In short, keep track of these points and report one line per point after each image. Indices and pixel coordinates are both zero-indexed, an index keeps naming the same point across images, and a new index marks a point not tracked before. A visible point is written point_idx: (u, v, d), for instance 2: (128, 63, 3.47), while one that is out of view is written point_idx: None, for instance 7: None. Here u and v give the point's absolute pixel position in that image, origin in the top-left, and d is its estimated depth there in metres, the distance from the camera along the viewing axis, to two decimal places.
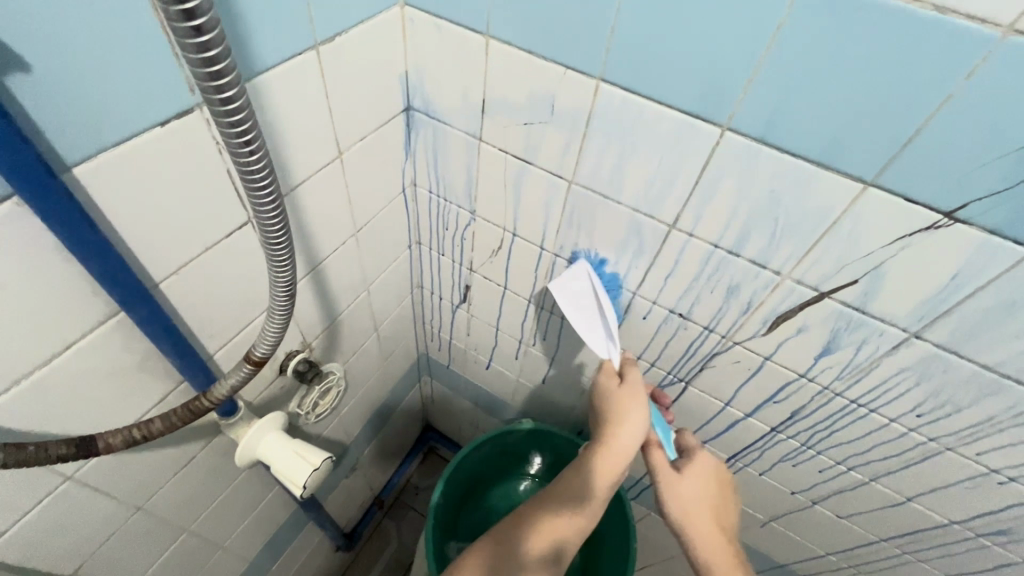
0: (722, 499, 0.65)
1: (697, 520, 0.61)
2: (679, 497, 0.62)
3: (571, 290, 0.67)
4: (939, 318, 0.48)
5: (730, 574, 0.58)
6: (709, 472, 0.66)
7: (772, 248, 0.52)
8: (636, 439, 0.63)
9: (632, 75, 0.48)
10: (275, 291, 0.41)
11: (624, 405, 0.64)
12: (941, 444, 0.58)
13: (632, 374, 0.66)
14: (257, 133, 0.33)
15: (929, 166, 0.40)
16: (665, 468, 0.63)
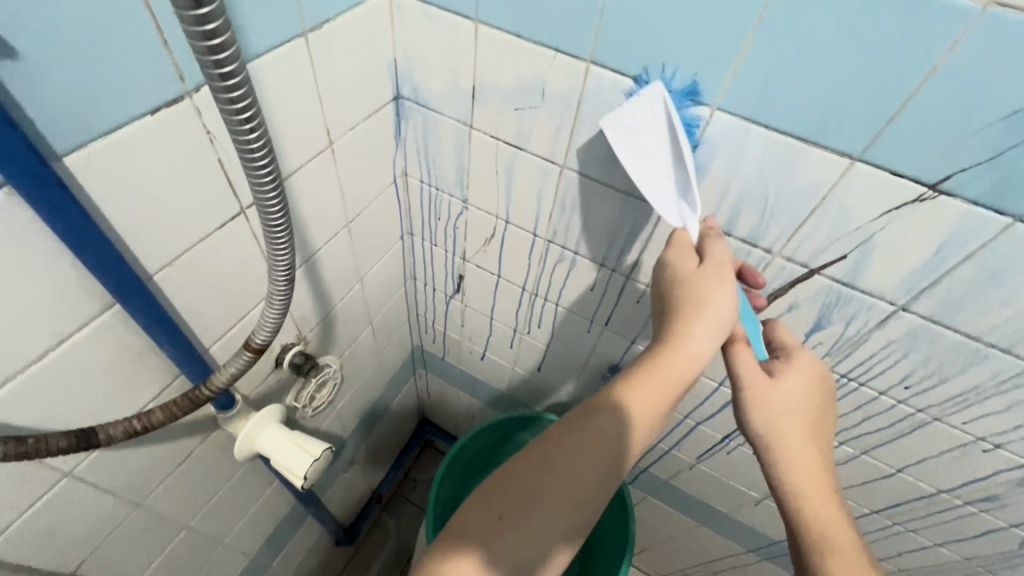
0: (817, 404, 0.54)
1: (785, 425, 0.52)
2: (765, 397, 0.52)
3: (635, 126, 0.50)
4: (926, 290, 0.49)
5: (814, 488, 0.52)
6: (810, 381, 0.54)
7: (763, 226, 0.53)
8: (717, 340, 0.49)
9: (622, 57, 0.48)
10: (275, 274, 0.42)
11: (705, 289, 0.49)
12: (929, 414, 0.60)
13: (716, 250, 0.51)
14: (255, 108, 0.34)
15: (914, 139, 0.41)
16: (755, 373, 0.53)
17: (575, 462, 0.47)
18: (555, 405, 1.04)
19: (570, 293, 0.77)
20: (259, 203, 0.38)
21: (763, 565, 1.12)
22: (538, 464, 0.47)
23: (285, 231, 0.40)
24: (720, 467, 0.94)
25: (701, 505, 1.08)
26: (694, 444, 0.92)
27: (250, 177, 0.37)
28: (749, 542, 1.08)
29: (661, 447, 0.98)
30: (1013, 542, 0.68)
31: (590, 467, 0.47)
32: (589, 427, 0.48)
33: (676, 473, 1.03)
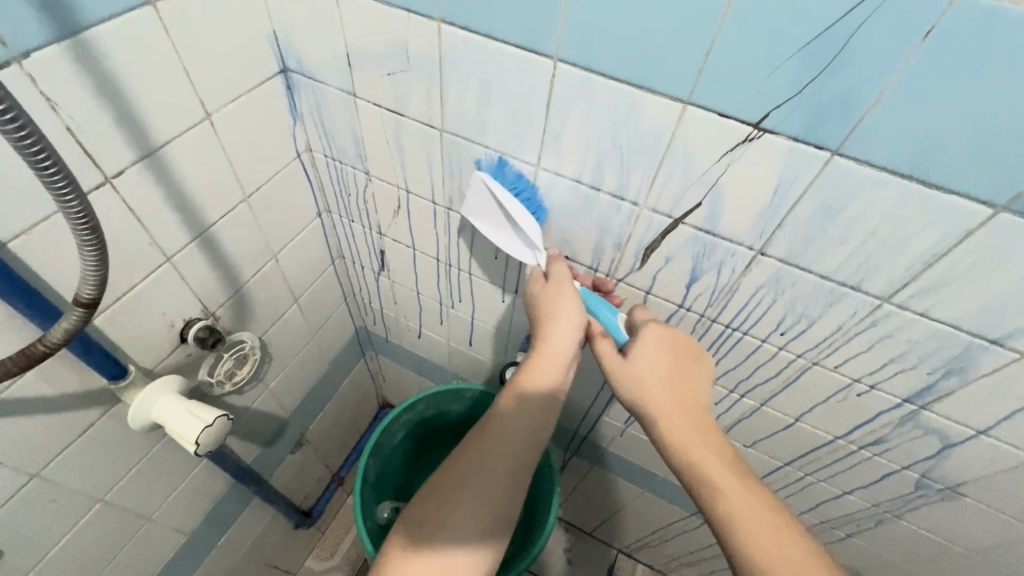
0: (684, 372, 0.59)
1: (653, 393, 0.57)
2: (625, 375, 0.58)
3: (478, 202, 0.64)
4: (776, 231, 0.51)
5: (705, 448, 0.55)
6: (662, 344, 0.59)
7: (625, 179, 0.54)
8: (572, 331, 0.60)
9: (467, 13, 0.49)
10: (70, 223, 0.36)
11: (556, 302, 0.60)
12: (808, 359, 0.61)
13: (558, 271, 0.62)
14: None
15: (729, 76, 0.42)
16: (611, 354, 0.60)
17: (482, 452, 0.59)
18: (492, 377, 1.06)
19: (478, 261, 0.78)
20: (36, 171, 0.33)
21: (707, 527, 1.14)
22: (469, 464, 0.59)
23: (76, 197, 0.35)
24: (647, 429, 0.96)
25: (641, 471, 1.09)
26: (620, 407, 0.94)
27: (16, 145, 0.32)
28: (690, 505, 1.10)
29: (593, 413, 1.00)
30: (908, 485, 0.70)
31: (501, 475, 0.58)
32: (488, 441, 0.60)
33: (612, 437, 1.04)
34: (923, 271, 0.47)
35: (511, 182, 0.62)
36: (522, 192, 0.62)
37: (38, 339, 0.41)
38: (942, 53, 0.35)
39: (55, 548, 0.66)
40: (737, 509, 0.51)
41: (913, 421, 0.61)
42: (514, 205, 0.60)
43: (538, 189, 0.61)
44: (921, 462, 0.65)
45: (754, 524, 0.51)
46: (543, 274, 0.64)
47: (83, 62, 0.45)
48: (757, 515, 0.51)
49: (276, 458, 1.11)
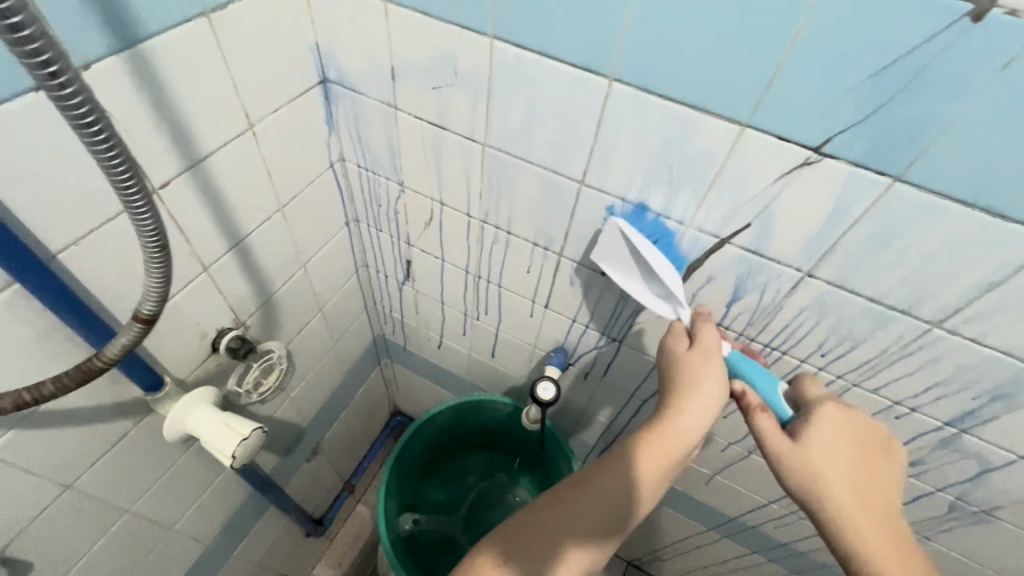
0: (874, 467, 0.52)
1: (837, 491, 0.50)
2: (802, 467, 0.51)
3: (616, 252, 0.61)
4: (827, 254, 0.50)
5: (890, 554, 0.50)
6: (844, 430, 0.52)
7: (672, 198, 0.54)
8: (715, 401, 0.55)
9: (522, 30, 0.49)
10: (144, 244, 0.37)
11: (699, 373, 0.55)
12: (847, 380, 0.61)
13: (708, 337, 0.58)
14: (83, 89, 0.30)
15: (793, 101, 0.42)
16: (777, 434, 0.52)
17: (599, 494, 0.56)
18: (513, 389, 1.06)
19: (510, 274, 0.78)
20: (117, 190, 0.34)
21: (723, 542, 1.13)
22: (567, 496, 0.57)
23: (153, 218, 0.36)
24: None
25: (661, 485, 1.08)
26: None
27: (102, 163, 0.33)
28: (708, 520, 1.09)
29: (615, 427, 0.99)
30: (941, 506, 0.70)
31: (601, 523, 0.56)
32: (593, 493, 0.56)
33: None
34: (977, 298, 0.47)
35: (649, 231, 0.58)
36: (662, 240, 0.58)
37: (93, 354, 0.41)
38: (1016, 87, 0.35)
39: (83, 560, 0.66)
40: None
41: (953, 444, 0.61)
42: (655, 256, 0.57)
43: (682, 241, 0.58)
44: (956, 484, 0.65)
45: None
46: (685, 333, 0.60)
47: (138, 74, 0.45)
48: None
49: (292, 466, 1.10)
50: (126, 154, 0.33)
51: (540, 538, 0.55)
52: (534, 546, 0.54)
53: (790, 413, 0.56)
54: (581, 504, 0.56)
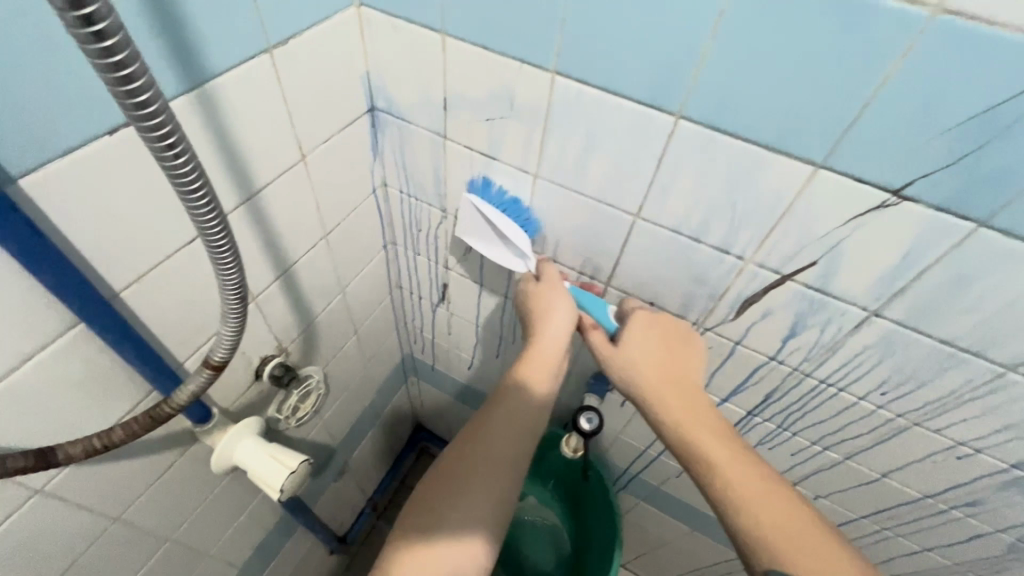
0: (679, 357, 0.61)
1: (642, 373, 0.61)
2: (621, 364, 0.62)
3: (470, 219, 0.68)
4: (897, 295, 0.49)
5: (701, 427, 0.58)
6: (649, 330, 0.62)
7: (733, 234, 0.53)
8: (563, 330, 0.64)
9: (584, 66, 0.48)
10: (224, 292, 0.40)
11: (549, 300, 0.64)
12: (908, 419, 0.59)
13: (549, 272, 0.66)
14: (183, 140, 0.31)
15: (872, 144, 0.41)
16: (604, 345, 0.63)
17: (483, 448, 0.60)
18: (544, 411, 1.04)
19: None
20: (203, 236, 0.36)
21: None
22: (458, 460, 0.60)
23: (234, 259, 0.38)
24: None
25: (694, 512, 1.06)
26: None
27: (187, 203, 0.34)
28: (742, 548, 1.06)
29: (650, 453, 0.97)
30: (1000, 547, 0.67)
31: (507, 470, 0.60)
32: (502, 416, 0.62)
33: (666, 478, 1.01)
34: None
35: (498, 200, 0.65)
36: (510, 207, 0.65)
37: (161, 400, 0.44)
38: None
39: None
40: (742, 485, 0.54)
41: (1020, 487, 0.59)
42: (503, 222, 0.64)
43: (524, 203, 0.64)
44: (1019, 526, 0.63)
45: (763, 497, 0.54)
46: (534, 276, 0.68)
47: (203, 111, 0.45)
48: (766, 494, 0.54)
49: (319, 486, 1.09)
50: (218, 206, 0.35)
51: (457, 508, 0.56)
52: (446, 497, 0.57)
53: (617, 325, 0.65)
54: (475, 461, 0.60)
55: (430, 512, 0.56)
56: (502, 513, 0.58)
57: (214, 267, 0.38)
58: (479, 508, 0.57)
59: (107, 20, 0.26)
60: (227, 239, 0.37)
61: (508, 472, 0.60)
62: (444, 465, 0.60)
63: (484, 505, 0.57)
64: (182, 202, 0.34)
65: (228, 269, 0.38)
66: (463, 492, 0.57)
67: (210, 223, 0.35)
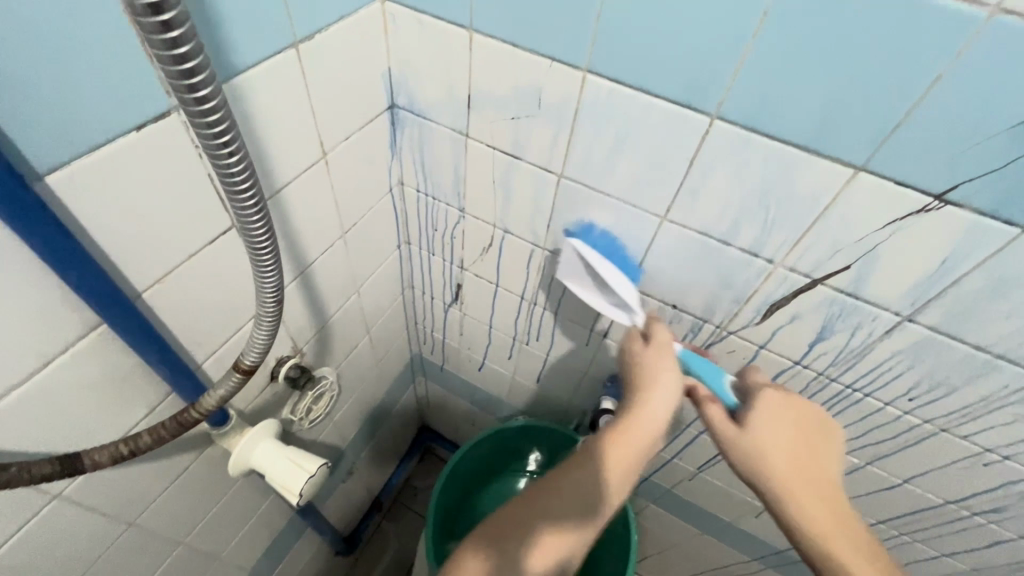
0: (813, 445, 0.54)
1: (777, 466, 0.52)
2: (745, 450, 0.53)
3: (570, 266, 0.66)
4: (933, 300, 0.48)
5: (827, 518, 0.51)
6: (783, 412, 0.55)
7: (764, 237, 0.52)
8: (671, 399, 0.57)
9: (619, 65, 0.47)
10: (262, 293, 0.41)
11: (654, 368, 0.58)
12: (935, 425, 0.59)
13: (660, 335, 0.61)
14: (236, 136, 0.34)
15: (917, 146, 0.40)
16: (723, 421, 0.56)
17: (571, 490, 0.54)
18: (555, 413, 1.03)
19: (570, 302, 0.76)
20: (244, 231, 0.38)
21: None
22: (541, 500, 0.54)
23: (274, 259, 0.40)
24: (722, 476, 0.92)
25: (705, 515, 1.04)
26: (696, 453, 0.91)
27: (234, 203, 0.36)
28: (752, 551, 1.04)
29: (663, 456, 0.96)
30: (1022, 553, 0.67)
31: (589, 516, 0.54)
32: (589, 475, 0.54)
33: (678, 481, 1.00)
34: None
35: (598, 246, 0.63)
36: (612, 254, 0.63)
37: (189, 406, 0.46)
38: None
39: None
40: None
41: None
42: (606, 268, 0.62)
43: (631, 251, 0.62)
44: None
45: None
46: (641, 335, 0.63)
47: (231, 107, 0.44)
48: None
49: (327, 488, 1.08)
50: (262, 204, 0.37)
51: (528, 548, 0.51)
52: (522, 536, 0.51)
53: (737, 400, 0.59)
54: (558, 502, 0.54)
55: (500, 544, 0.51)
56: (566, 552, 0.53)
57: (253, 263, 0.40)
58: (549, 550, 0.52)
59: (174, 12, 0.28)
60: (268, 238, 0.38)
61: (584, 519, 0.54)
62: (525, 502, 0.54)
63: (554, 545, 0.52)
64: (228, 197, 0.36)
65: (266, 266, 0.40)
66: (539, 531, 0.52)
67: (254, 221, 0.37)
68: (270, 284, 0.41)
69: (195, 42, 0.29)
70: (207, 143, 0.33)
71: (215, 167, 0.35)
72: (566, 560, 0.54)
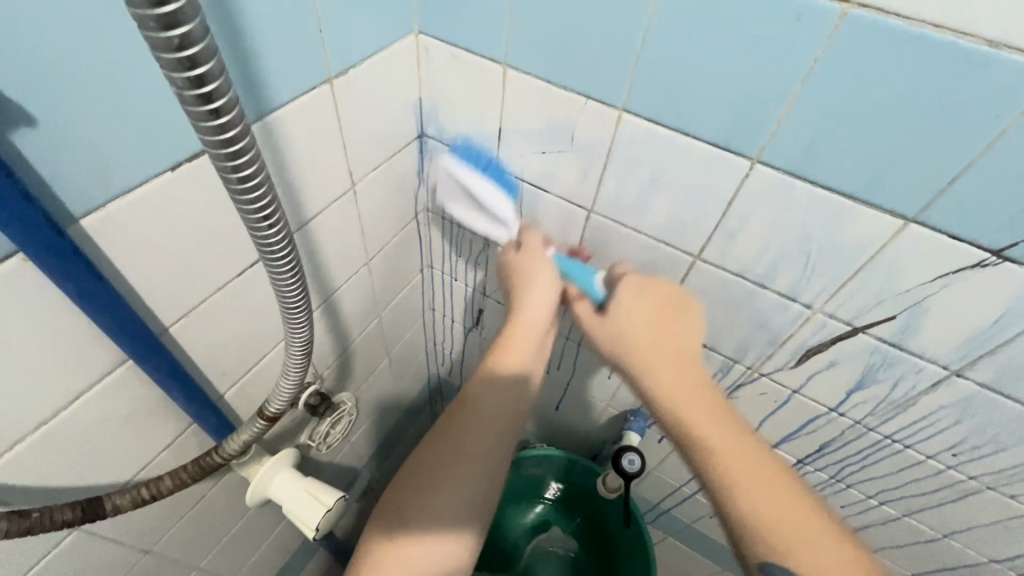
0: (673, 332, 0.51)
1: (637, 343, 0.51)
2: (614, 334, 0.52)
3: (447, 185, 0.62)
4: (985, 356, 0.46)
5: (716, 416, 0.47)
6: (642, 295, 0.53)
7: (803, 282, 0.50)
8: (548, 298, 0.55)
9: (657, 105, 0.46)
10: (292, 350, 0.44)
11: (530, 270, 0.56)
12: (981, 482, 0.56)
13: (531, 238, 0.59)
14: (277, 208, 0.34)
15: (976, 201, 0.38)
16: (589, 316, 0.55)
17: (452, 442, 0.52)
18: (574, 441, 1.01)
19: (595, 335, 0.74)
20: (278, 290, 0.39)
21: None
22: (428, 451, 0.53)
23: (302, 308, 0.41)
24: None
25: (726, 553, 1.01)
26: None
27: (270, 266, 0.37)
28: None
29: (685, 490, 0.93)
30: None
31: (480, 464, 0.52)
32: (477, 410, 0.53)
33: (699, 517, 0.97)
34: None
35: (472, 157, 0.60)
36: (487, 164, 0.60)
37: (211, 450, 0.48)
38: None
39: None
40: (783, 522, 0.43)
41: None
42: (481, 180, 0.59)
43: (508, 165, 0.60)
44: None
45: (784, 510, 0.43)
46: (515, 243, 0.61)
47: (266, 143, 0.44)
48: (792, 511, 0.43)
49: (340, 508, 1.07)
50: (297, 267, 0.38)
51: (421, 504, 0.50)
52: (410, 487, 0.51)
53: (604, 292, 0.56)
54: (437, 459, 0.52)
55: (394, 520, 0.50)
56: (474, 504, 0.51)
57: (280, 302, 0.40)
58: (446, 505, 0.50)
59: (224, 97, 0.28)
60: (299, 293, 0.40)
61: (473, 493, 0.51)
62: (418, 460, 0.53)
63: (447, 502, 0.50)
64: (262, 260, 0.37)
65: (296, 317, 0.41)
66: (424, 483, 0.51)
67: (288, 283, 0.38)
68: (299, 340, 0.43)
69: (240, 125, 0.30)
70: (247, 214, 0.33)
71: (253, 236, 0.35)
72: (474, 522, 0.51)
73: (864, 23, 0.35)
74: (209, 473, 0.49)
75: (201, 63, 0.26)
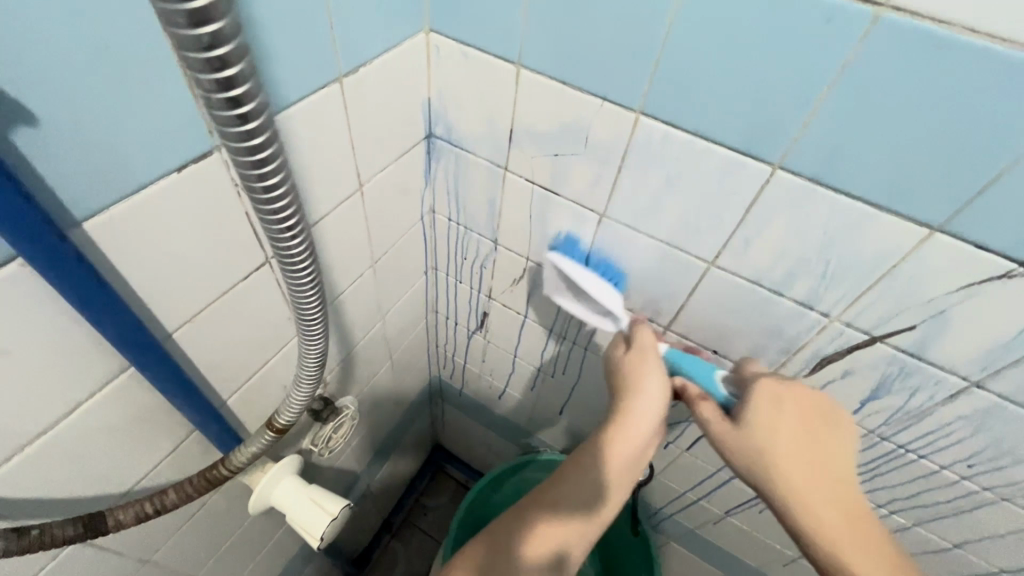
0: (817, 443, 0.50)
1: (781, 459, 0.49)
2: (742, 444, 0.50)
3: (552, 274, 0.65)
4: (1006, 368, 0.45)
5: (858, 549, 0.47)
6: (782, 402, 0.51)
7: (821, 290, 0.49)
8: (658, 398, 0.57)
9: (676, 108, 0.45)
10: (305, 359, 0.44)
11: (638, 376, 0.57)
12: (995, 493, 0.55)
13: (644, 338, 0.59)
14: (299, 217, 0.34)
15: (1005, 211, 0.37)
16: (716, 419, 0.53)
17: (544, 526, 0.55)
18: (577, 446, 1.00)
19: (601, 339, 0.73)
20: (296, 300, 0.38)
21: None
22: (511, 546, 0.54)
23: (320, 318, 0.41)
24: (752, 521, 0.88)
25: (729, 557, 1.00)
26: (726, 497, 0.87)
27: (289, 276, 0.37)
28: None
29: (689, 496, 0.92)
30: None
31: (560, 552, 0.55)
32: (561, 495, 0.57)
33: (703, 522, 0.96)
34: None
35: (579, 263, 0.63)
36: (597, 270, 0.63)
37: (217, 463, 0.47)
38: None
39: None
40: None
41: None
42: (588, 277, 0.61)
43: (615, 258, 0.61)
44: None
45: None
46: (625, 339, 0.62)
47: None
48: None
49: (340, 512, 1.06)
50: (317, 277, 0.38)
51: None
52: None
53: (730, 394, 0.55)
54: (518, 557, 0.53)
55: None
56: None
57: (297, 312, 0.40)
58: None
59: (254, 102, 0.28)
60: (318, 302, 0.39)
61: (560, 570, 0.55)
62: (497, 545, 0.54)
63: None
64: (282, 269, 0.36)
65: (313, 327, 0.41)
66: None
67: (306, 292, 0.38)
68: (315, 351, 0.43)
69: (268, 132, 0.29)
70: (269, 224, 0.33)
71: (273, 244, 0.34)
72: None
73: (898, 28, 0.34)
74: (214, 487, 0.47)
75: (232, 66, 0.26)
